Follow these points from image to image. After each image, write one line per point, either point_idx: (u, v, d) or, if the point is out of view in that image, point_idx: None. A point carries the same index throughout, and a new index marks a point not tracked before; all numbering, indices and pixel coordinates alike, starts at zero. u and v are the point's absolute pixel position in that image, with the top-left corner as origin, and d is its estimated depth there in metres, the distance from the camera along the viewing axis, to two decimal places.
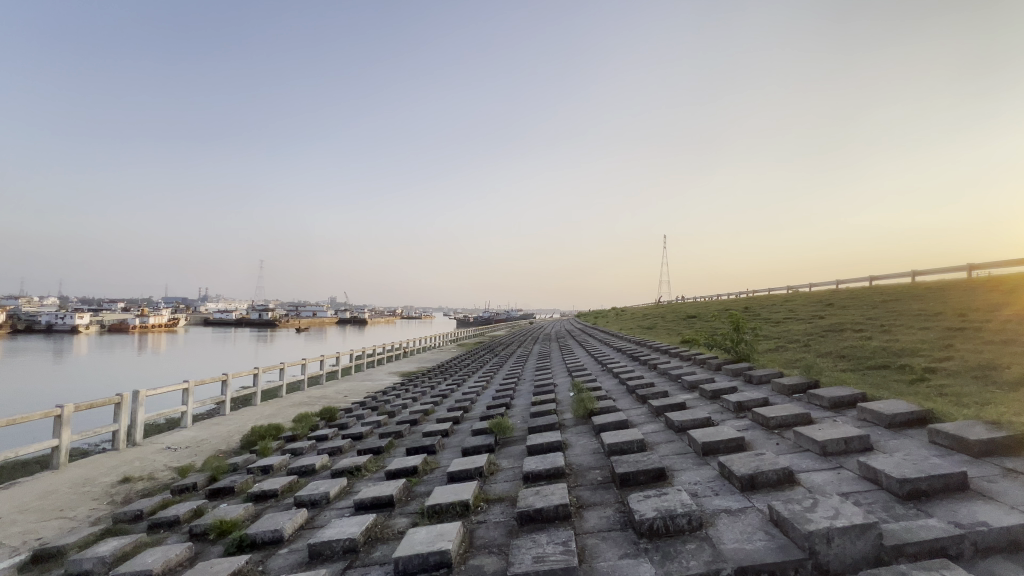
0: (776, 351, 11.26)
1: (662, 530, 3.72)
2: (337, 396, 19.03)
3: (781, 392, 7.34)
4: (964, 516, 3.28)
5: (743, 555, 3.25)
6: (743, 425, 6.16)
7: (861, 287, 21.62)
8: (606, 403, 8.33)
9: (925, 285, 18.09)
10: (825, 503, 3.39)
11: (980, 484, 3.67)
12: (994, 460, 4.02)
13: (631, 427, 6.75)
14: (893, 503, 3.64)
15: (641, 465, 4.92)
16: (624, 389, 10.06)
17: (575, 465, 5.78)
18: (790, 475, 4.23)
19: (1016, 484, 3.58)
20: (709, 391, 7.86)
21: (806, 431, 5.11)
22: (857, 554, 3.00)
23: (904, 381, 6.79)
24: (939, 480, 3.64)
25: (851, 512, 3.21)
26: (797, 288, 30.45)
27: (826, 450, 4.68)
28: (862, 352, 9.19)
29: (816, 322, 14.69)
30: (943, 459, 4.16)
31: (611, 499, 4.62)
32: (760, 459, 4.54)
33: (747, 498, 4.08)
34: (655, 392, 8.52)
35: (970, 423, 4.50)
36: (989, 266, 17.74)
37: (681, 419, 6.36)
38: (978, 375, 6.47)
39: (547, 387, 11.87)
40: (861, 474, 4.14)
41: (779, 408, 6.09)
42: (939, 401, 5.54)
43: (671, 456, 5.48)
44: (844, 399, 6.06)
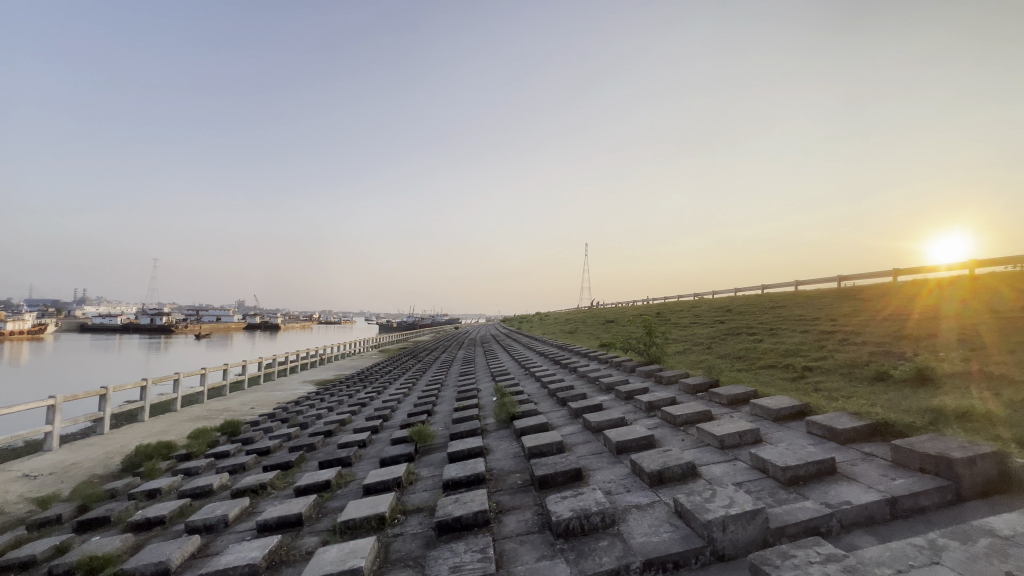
0: (683, 353, 12.18)
1: (577, 529, 3.82)
2: (243, 408, 17.49)
3: (686, 391, 7.92)
4: (833, 497, 3.72)
5: (650, 548, 3.42)
6: (653, 423, 6.55)
7: (755, 295, 24.02)
8: (528, 406, 8.46)
9: (804, 294, 20.49)
10: (721, 494, 3.68)
11: (845, 468, 4.20)
12: (856, 446, 4.64)
13: (551, 429, 6.90)
14: (777, 489, 4.06)
15: (559, 466, 5.03)
16: (546, 393, 10.30)
17: (495, 471, 5.77)
18: (693, 469, 4.55)
19: (872, 466, 4.15)
20: (624, 392, 8.28)
21: (707, 427, 5.54)
22: (747, 539, 3.29)
23: (788, 378, 7.66)
24: (813, 466, 4.11)
25: (742, 500, 3.51)
26: (702, 294, 33.06)
27: (724, 444, 5.10)
28: (755, 354, 10.19)
29: (717, 326, 16.11)
30: (817, 447, 4.72)
31: (530, 502, 4.68)
32: (666, 455, 4.84)
33: (655, 493, 4.32)
34: (574, 395, 8.79)
35: (838, 415, 5.15)
36: (853, 278, 20.58)
37: (597, 419, 6.62)
38: (845, 372, 7.45)
39: (471, 392, 11.82)
40: (752, 464, 4.57)
41: (685, 407, 6.54)
42: (815, 396, 6.27)
43: (587, 456, 5.68)
44: (739, 396, 6.68)
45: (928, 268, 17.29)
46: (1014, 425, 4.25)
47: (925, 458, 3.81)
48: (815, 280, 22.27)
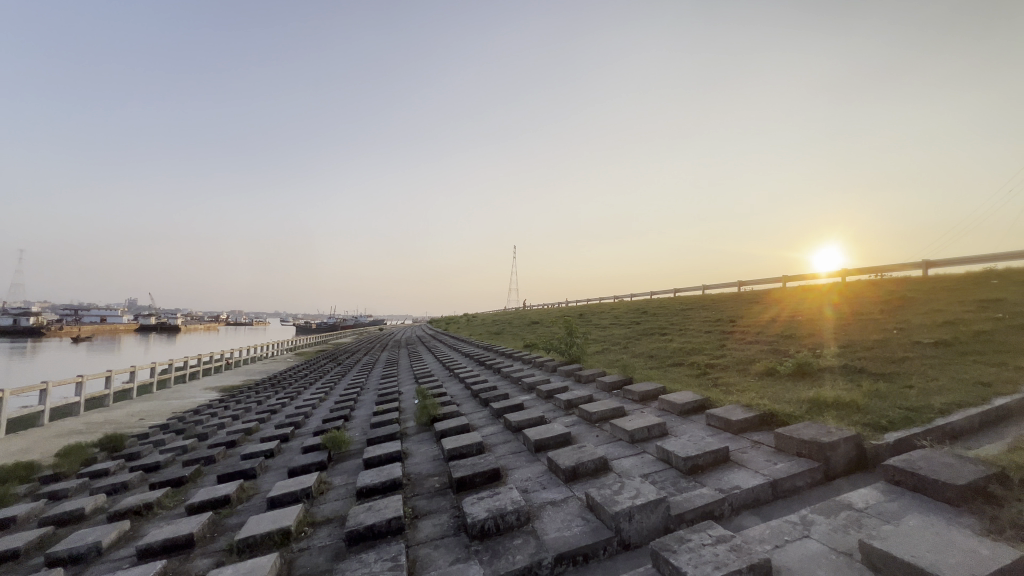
0: (602, 352, 12.73)
1: (492, 529, 3.81)
2: (130, 419, 15.56)
3: (603, 389, 8.26)
4: (726, 482, 4.06)
5: (562, 542, 3.51)
6: (571, 421, 6.75)
7: (667, 299, 25.79)
8: (449, 408, 8.36)
9: (709, 297, 22.33)
10: (628, 486, 3.86)
11: (737, 455, 4.61)
12: (747, 435, 5.10)
13: (471, 431, 6.86)
14: (679, 478, 4.35)
15: (477, 467, 5.01)
16: (469, 394, 10.25)
17: (413, 475, 5.62)
18: (605, 464, 4.74)
19: (759, 452, 4.59)
20: (544, 391, 8.46)
21: (619, 423, 5.80)
22: (650, 526, 3.49)
23: (693, 374, 8.28)
24: (710, 456, 4.45)
25: (647, 490, 3.72)
26: (621, 297, 34.85)
27: (634, 438, 5.38)
28: (665, 352, 10.92)
29: (633, 327, 17.02)
30: (714, 438, 5.13)
31: (446, 506, 4.62)
32: (581, 451, 4.99)
33: (569, 489, 4.44)
34: (496, 395, 8.82)
35: (733, 407, 5.64)
36: (751, 283, 22.76)
37: (518, 418, 6.69)
38: (741, 368, 8.20)
39: (392, 394, 11.45)
40: (658, 456, 4.86)
41: (600, 404, 6.82)
42: (715, 391, 6.81)
43: (506, 456, 5.72)
44: (650, 393, 7.09)
45: (810, 275, 19.59)
46: (871, 412, 4.91)
47: (801, 443, 4.28)
48: (719, 285, 24.28)
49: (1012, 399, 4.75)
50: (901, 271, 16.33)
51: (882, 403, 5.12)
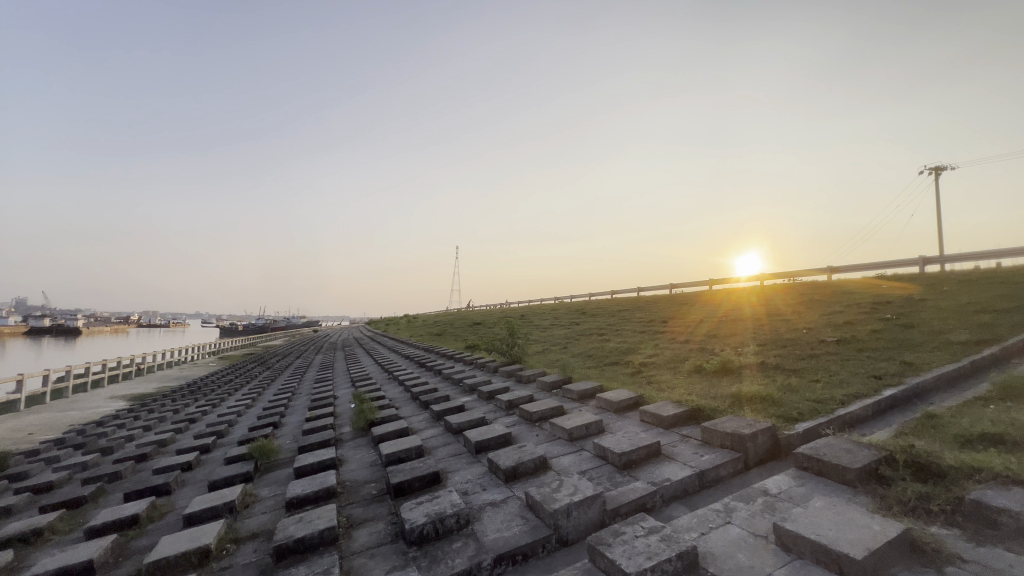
0: (542, 352, 12.93)
1: (431, 534, 3.74)
2: (16, 434, 13.72)
3: (543, 389, 8.40)
4: (657, 475, 4.27)
5: (502, 542, 3.52)
6: (512, 421, 6.80)
7: (605, 301, 26.73)
8: (388, 411, 8.13)
9: (643, 299, 23.43)
10: (567, 483, 3.95)
11: (668, 449, 4.85)
12: (676, 430, 5.39)
13: (410, 434, 6.71)
14: (614, 473, 4.51)
15: (417, 471, 4.90)
16: (408, 397, 10.02)
17: (349, 483, 5.40)
18: (544, 462, 4.82)
19: (687, 446, 4.86)
20: (485, 392, 8.46)
21: (558, 421, 5.92)
22: (587, 522, 3.59)
23: (628, 373, 8.63)
24: (644, 450, 4.66)
25: (584, 487, 3.82)
26: (561, 299, 35.62)
27: (573, 436, 5.51)
28: (602, 352, 11.30)
29: (572, 328, 17.44)
30: (647, 433, 5.37)
31: (383, 513, 4.48)
32: (522, 450, 5.03)
33: (509, 489, 4.47)
34: (436, 397, 8.70)
35: (664, 404, 5.94)
36: (680, 286, 24.10)
37: (458, 420, 6.63)
38: (672, 366, 8.66)
39: (327, 399, 10.95)
40: (595, 452, 5.02)
41: (540, 403, 6.93)
42: (648, 388, 7.14)
43: (446, 458, 5.65)
44: (588, 391, 7.30)
45: (733, 279, 21.08)
46: (784, 404, 5.36)
47: (724, 436, 4.58)
48: (651, 287, 25.47)
49: (897, 390, 5.38)
50: (810, 276, 18.00)
51: (793, 396, 5.61)
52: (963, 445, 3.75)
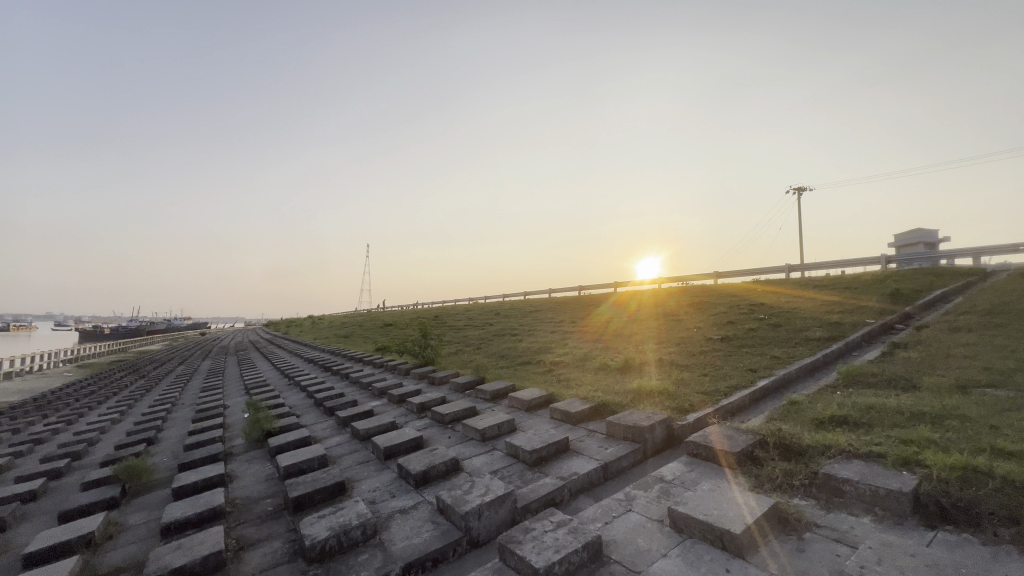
0: (456, 354, 12.83)
1: (334, 549, 3.51)
2: None
3: (456, 390, 8.33)
4: (566, 470, 4.43)
5: (411, 550, 3.41)
6: (423, 424, 6.64)
7: (518, 301, 27.32)
8: (288, 419, 7.54)
9: (554, 300, 24.30)
10: (478, 484, 3.93)
11: (575, 444, 5.06)
12: (583, 425, 5.64)
13: (312, 443, 6.27)
14: (525, 471, 4.60)
15: (319, 483, 4.58)
16: (311, 403, 9.37)
17: (239, 501, 4.90)
18: (456, 464, 4.76)
19: (593, 440, 5.11)
20: (396, 396, 8.19)
21: (471, 422, 5.90)
22: (498, 521, 3.61)
23: (540, 372, 8.88)
24: (553, 447, 4.81)
25: (496, 486, 3.84)
26: (475, 300, 35.72)
27: (485, 436, 5.53)
28: (515, 352, 11.52)
29: (485, 329, 17.54)
30: (556, 430, 5.55)
31: (280, 531, 4.13)
32: (433, 453, 4.94)
33: (420, 494, 4.35)
34: (343, 402, 8.24)
35: (573, 401, 6.19)
36: (589, 288, 25.35)
37: (366, 425, 6.33)
38: (580, 364, 9.06)
39: (215, 409, 9.87)
40: (507, 451, 5.08)
41: (453, 405, 6.87)
42: (557, 386, 7.39)
43: (352, 467, 5.36)
44: (500, 391, 7.38)
45: (635, 282, 22.63)
46: (678, 397, 5.86)
47: (626, 428, 4.88)
48: (562, 288, 26.50)
49: (768, 380, 6.14)
50: (700, 280, 19.91)
51: (685, 389, 6.15)
52: (818, 426, 4.37)
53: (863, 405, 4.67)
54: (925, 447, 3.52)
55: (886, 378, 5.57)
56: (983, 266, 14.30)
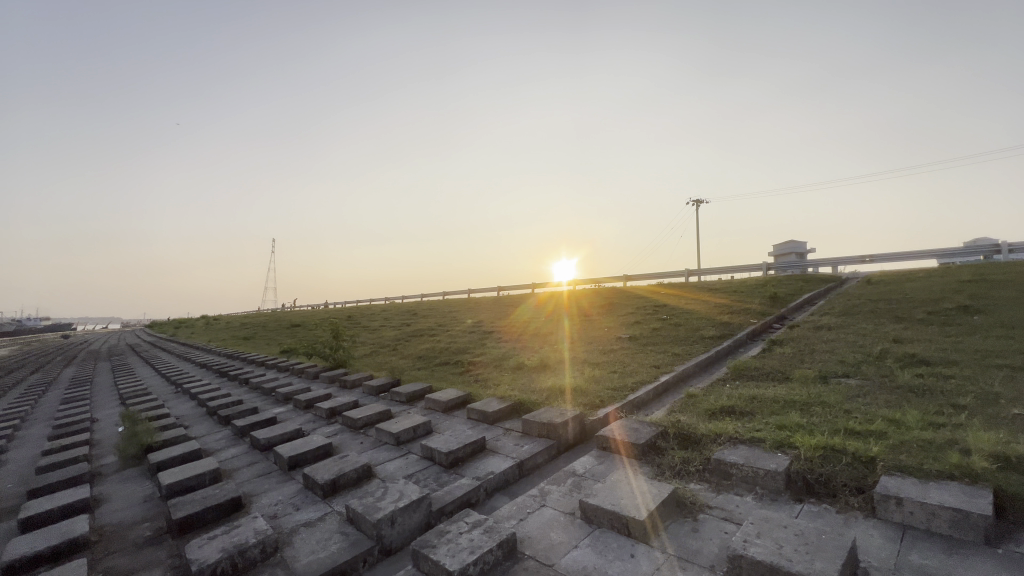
0: (370, 355, 12.32)
1: (228, 572, 3.18)
2: None
3: (369, 393, 7.99)
4: (482, 470, 4.44)
5: (317, 565, 3.20)
6: (333, 430, 6.28)
7: (437, 301, 26.97)
8: (173, 431, 6.73)
9: (473, 300, 24.34)
10: (391, 490, 3.80)
11: (492, 443, 5.08)
12: (500, 424, 5.69)
13: (203, 457, 5.66)
14: (440, 473, 4.53)
15: (210, 500, 4.13)
16: (203, 412, 8.45)
17: (108, 527, 4.27)
18: (368, 471, 4.56)
19: (509, 438, 5.17)
20: (302, 401, 7.65)
21: (385, 426, 5.69)
22: (412, 526, 3.52)
23: (457, 372, 8.81)
24: (470, 447, 4.79)
25: (410, 491, 3.73)
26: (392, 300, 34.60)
27: (399, 440, 5.36)
28: (432, 352, 11.34)
29: (402, 329, 17.05)
30: (473, 430, 5.53)
31: (161, 558, 3.66)
32: (343, 461, 4.68)
33: (328, 505, 4.10)
34: (240, 410, 7.54)
35: (490, 400, 6.22)
36: (507, 288, 25.71)
37: (268, 434, 5.84)
38: (498, 364, 9.15)
39: (79, 422, 8.52)
40: (422, 454, 4.96)
41: (365, 409, 6.58)
42: (475, 386, 7.39)
43: (250, 480, 4.91)
44: (417, 393, 7.21)
45: (552, 283, 23.39)
46: (589, 393, 6.14)
47: (540, 425, 5.01)
48: (481, 290, 26.60)
49: (669, 376, 6.66)
50: (611, 282, 21.09)
51: (596, 386, 6.45)
52: (711, 416, 4.82)
53: (747, 396, 5.23)
54: (795, 431, 4.03)
55: (765, 371, 6.31)
56: (840, 274, 16.74)
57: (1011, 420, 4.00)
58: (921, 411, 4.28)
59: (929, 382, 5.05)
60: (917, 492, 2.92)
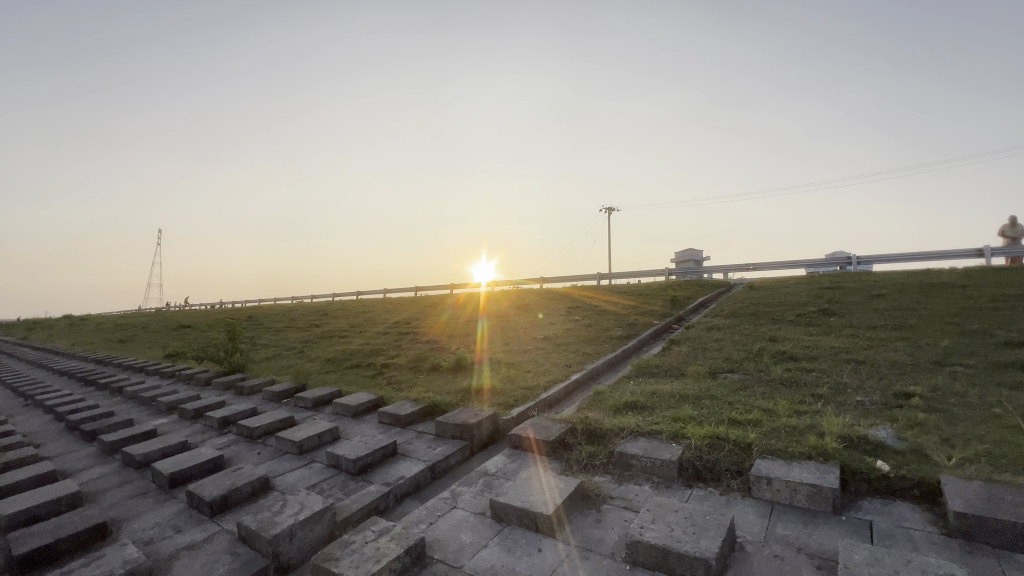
0: (272, 358, 11.41)
1: None
2: None
3: (270, 399, 7.40)
4: (392, 475, 4.30)
5: None
6: (225, 441, 5.72)
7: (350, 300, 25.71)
8: (18, 451, 5.69)
9: (389, 300, 23.56)
10: (291, 502, 3.55)
11: (404, 447, 4.94)
12: (413, 427, 5.56)
13: (58, 480, 4.85)
14: (347, 481, 4.31)
15: (65, 529, 3.56)
16: (60, 428, 7.26)
17: None
18: (265, 483, 4.21)
19: (421, 441, 5.07)
20: (189, 410, 6.88)
21: (287, 434, 5.30)
22: (314, 539, 3.31)
23: (369, 375, 8.47)
24: (379, 453, 4.62)
25: (312, 502, 3.51)
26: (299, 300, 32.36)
27: (302, 448, 5.02)
28: (343, 355, 10.79)
29: (310, 330, 15.99)
30: (384, 434, 5.34)
31: None
32: (236, 474, 4.28)
33: (216, 524, 3.72)
34: (111, 423, 6.59)
35: (403, 403, 6.05)
36: (425, 288, 25.19)
37: (145, 449, 5.17)
38: (412, 365, 8.94)
39: None
40: (328, 462, 4.69)
41: (264, 416, 6.08)
42: (388, 389, 7.15)
43: (120, 503, 4.31)
44: (324, 398, 6.82)
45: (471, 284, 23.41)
46: (504, 393, 6.22)
47: (454, 427, 4.98)
48: (398, 290, 25.84)
49: (580, 375, 6.95)
50: (528, 284, 21.57)
51: (510, 386, 6.55)
52: (616, 412, 5.11)
53: (649, 391, 5.62)
54: (688, 423, 4.41)
55: (664, 368, 6.83)
56: (729, 279, 18.63)
57: (856, 406, 4.72)
58: (789, 401, 4.90)
59: (796, 375, 5.80)
60: (783, 472, 3.33)
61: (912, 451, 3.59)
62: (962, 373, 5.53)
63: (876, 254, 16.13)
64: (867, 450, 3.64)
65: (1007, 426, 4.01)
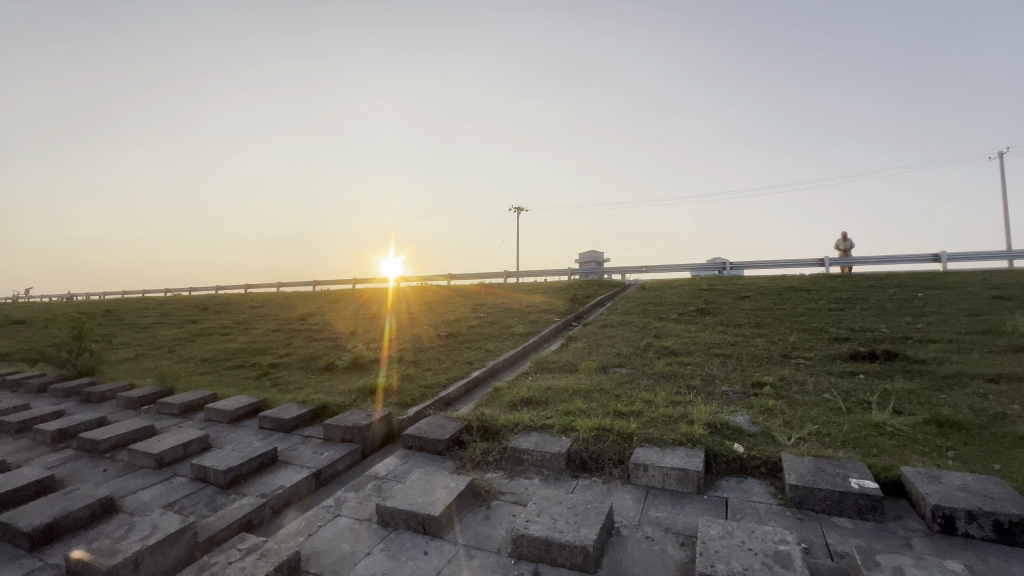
0: (132, 360, 9.90)
1: None
2: None
3: (124, 407, 6.40)
4: (269, 485, 3.93)
5: None
6: (59, 459, 4.82)
7: (236, 293, 23.32)
8: None
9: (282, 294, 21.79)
10: (140, 524, 3.08)
11: (285, 454, 4.55)
12: (297, 432, 5.14)
13: None
14: (215, 496, 3.86)
15: None
16: None
17: None
18: (109, 505, 3.62)
19: (306, 446, 4.71)
20: (12, 424, 5.69)
21: (142, 446, 4.61)
22: (167, 565, 2.90)
23: (253, 375, 7.73)
24: (256, 461, 4.19)
25: (167, 523, 3.08)
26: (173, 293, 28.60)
27: (161, 461, 4.40)
28: (222, 354, 9.71)
29: (183, 327, 14.18)
30: (263, 441, 4.88)
31: None
32: (69, 497, 3.62)
33: (38, 558, 3.11)
34: None
35: (289, 406, 5.58)
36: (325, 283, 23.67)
37: None
38: (303, 365, 8.31)
39: None
40: (192, 476, 4.16)
41: (115, 427, 5.23)
42: (272, 391, 6.56)
43: None
44: (193, 403, 6.05)
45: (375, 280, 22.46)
46: (401, 392, 6.02)
47: (344, 430, 4.70)
48: (293, 286, 23.98)
49: (480, 371, 6.98)
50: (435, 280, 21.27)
51: (408, 384, 6.36)
52: (511, 408, 5.19)
53: (544, 386, 5.81)
54: (577, 416, 4.61)
55: (561, 363, 7.11)
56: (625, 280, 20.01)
57: (720, 395, 5.30)
58: (667, 392, 5.37)
59: (674, 368, 6.38)
60: (658, 458, 3.61)
61: (761, 433, 4.11)
62: (803, 363, 6.49)
63: (745, 261, 18.37)
64: (728, 434, 4.09)
65: (833, 409, 4.77)
